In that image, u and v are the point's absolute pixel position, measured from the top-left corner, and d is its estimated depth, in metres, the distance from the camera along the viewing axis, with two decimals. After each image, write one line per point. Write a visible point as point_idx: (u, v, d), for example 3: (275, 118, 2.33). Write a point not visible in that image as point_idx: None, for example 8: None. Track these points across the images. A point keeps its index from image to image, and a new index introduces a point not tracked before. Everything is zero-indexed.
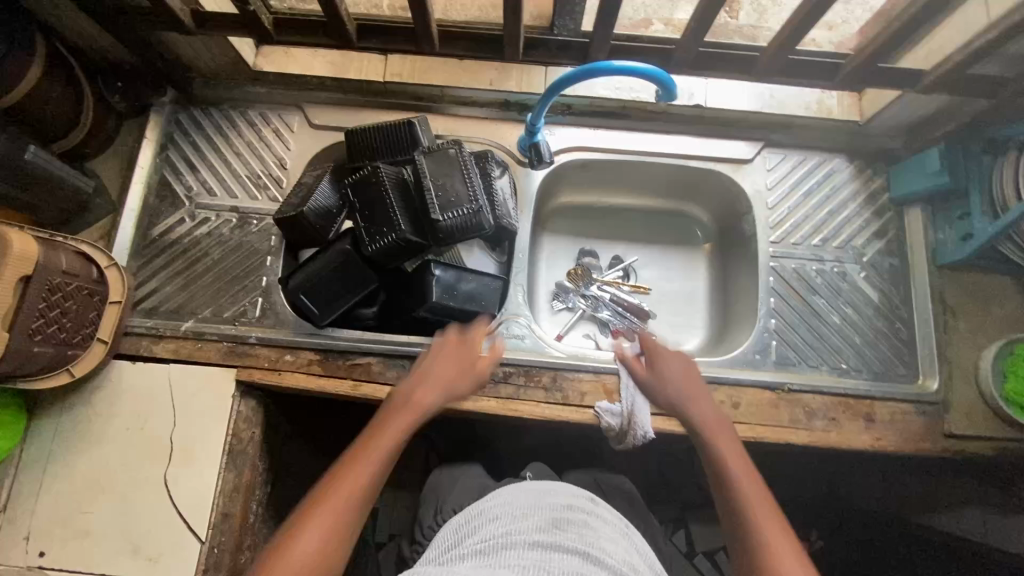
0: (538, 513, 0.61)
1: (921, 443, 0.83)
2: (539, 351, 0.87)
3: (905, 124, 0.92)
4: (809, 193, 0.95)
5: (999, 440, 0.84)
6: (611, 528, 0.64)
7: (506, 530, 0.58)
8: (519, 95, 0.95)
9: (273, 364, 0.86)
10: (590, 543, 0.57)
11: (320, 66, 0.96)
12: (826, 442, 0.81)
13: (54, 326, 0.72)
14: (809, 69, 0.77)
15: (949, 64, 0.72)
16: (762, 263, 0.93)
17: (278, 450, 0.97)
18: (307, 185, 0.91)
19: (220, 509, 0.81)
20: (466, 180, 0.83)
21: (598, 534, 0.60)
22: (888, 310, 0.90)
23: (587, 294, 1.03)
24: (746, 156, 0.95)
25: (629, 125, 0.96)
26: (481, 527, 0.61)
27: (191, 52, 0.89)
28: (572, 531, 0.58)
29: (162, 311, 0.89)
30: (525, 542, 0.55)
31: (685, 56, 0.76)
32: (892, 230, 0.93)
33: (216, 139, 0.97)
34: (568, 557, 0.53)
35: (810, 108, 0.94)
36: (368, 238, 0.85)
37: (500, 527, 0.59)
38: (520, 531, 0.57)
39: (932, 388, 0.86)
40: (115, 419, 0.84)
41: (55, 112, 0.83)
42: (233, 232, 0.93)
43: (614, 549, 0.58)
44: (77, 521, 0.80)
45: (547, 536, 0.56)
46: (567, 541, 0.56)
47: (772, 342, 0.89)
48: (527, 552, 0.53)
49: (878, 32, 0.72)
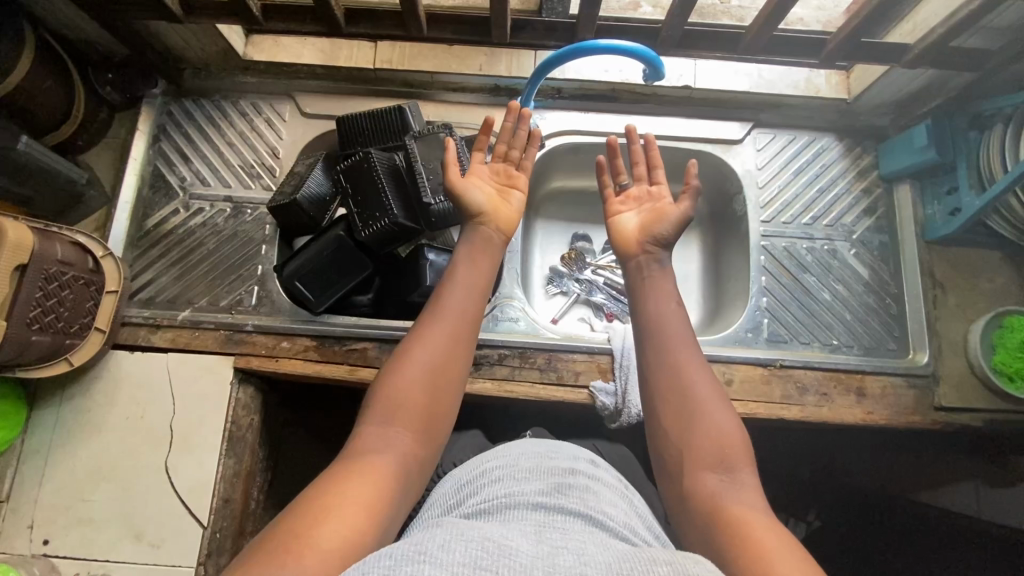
0: (541, 474, 0.59)
1: (911, 416, 0.84)
2: (533, 333, 0.88)
3: (892, 102, 0.92)
4: (798, 172, 0.96)
5: (987, 411, 0.85)
6: (612, 489, 0.62)
7: (509, 489, 0.56)
8: (509, 80, 0.96)
9: (270, 351, 0.87)
10: (593, 503, 0.55)
11: (309, 55, 0.94)
12: (817, 417, 0.83)
13: (52, 315, 0.73)
14: (793, 47, 0.78)
15: (933, 37, 0.72)
16: (754, 243, 0.94)
17: (275, 437, 0.98)
18: (300, 174, 0.91)
19: (221, 494, 0.82)
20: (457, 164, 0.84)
21: (600, 493, 0.59)
22: (879, 286, 0.91)
23: (581, 278, 1.04)
24: (736, 136, 0.96)
25: (619, 108, 0.97)
26: (483, 487, 0.60)
27: (181, 42, 0.90)
28: (576, 492, 0.56)
29: (159, 301, 0.90)
30: (528, 503, 0.53)
31: (671, 35, 0.77)
32: (882, 207, 0.94)
33: (208, 130, 0.97)
34: (572, 520, 0.52)
35: (799, 86, 0.94)
36: (361, 224, 0.85)
37: (504, 488, 0.57)
38: (524, 492, 0.55)
39: (922, 361, 0.86)
40: (115, 408, 0.85)
41: (46, 104, 0.83)
42: (227, 221, 0.94)
43: (616, 510, 0.57)
44: (80, 509, 0.81)
45: (552, 497, 0.54)
46: (571, 502, 0.54)
47: (764, 320, 0.90)
48: (531, 514, 0.52)
49: (861, 6, 0.72)
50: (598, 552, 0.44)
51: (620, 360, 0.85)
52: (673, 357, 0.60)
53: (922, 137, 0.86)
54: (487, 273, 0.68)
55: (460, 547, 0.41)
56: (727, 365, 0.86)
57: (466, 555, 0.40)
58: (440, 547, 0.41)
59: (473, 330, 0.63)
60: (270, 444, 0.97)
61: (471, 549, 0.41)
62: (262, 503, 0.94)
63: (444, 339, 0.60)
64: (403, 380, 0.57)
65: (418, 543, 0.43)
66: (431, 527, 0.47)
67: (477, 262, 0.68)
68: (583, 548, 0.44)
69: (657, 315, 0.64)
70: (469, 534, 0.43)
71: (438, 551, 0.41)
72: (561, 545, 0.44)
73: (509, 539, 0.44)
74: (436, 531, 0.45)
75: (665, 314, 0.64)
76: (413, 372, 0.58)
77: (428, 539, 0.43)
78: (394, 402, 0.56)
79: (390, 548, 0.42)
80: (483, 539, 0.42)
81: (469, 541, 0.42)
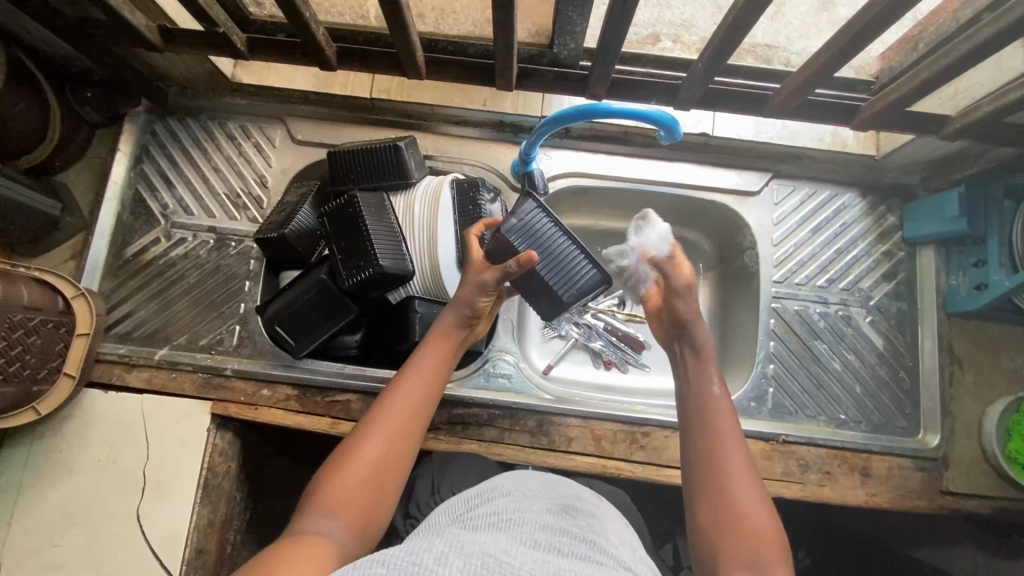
0: (548, 494, 0.52)
1: (916, 500, 0.80)
2: (525, 392, 0.84)
3: (923, 162, 0.86)
4: (816, 229, 0.90)
5: (997, 498, 0.81)
6: (616, 519, 0.54)
7: (517, 503, 0.49)
8: (515, 116, 0.91)
9: (250, 399, 0.83)
10: (600, 530, 0.48)
11: (304, 80, 0.92)
12: (818, 497, 0.79)
13: (17, 364, 0.69)
14: (826, 111, 0.74)
15: (980, 113, 0.67)
16: (764, 304, 0.89)
17: (253, 474, 0.95)
18: (289, 206, 0.86)
19: (194, 545, 0.79)
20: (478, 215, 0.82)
21: (606, 522, 0.51)
22: (893, 357, 0.87)
23: (580, 322, 0.98)
24: (753, 187, 0.90)
25: (629, 152, 0.90)
26: (487, 496, 0.51)
27: (166, 63, 0.84)
28: (583, 515, 0.50)
29: (136, 336, 0.86)
30: (536, 520, 0.46)
31: (691, 94, 0.73)
32: (903, 273, 0.89)
33: (193, 154, 0.91)
34: (578, 542, 0.44)
35: (823, 140, 0.89)
36: (345, 271, 0.80)
37: (510, 502, 0.49)
38: (532, 509, 0.48)
39: (932, 443, 0.82)
40: (86, 450, 0.81)
41: (17, 128, 0.78)
42: (210, 254, 0.89)
43: (622, 540, 0.50)
44: (47, 554, 0.78)
45: (560, 517, 0.48)
46: (579, 525, 0.47)
47: (769, 389, 0.85)
48: (538, 531, 0.45)
49: (904, 76, 0.67)
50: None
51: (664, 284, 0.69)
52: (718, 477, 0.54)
53: (954, 206, 0.80)
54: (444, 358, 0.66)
55: (456, 562, 0.37)
56: None
57: (465, 570, 0.36)
58: (437, 559, 0.37)
59: (424, 426, 0.61)
60: (248, 482, 0.94)
61: (469, 565, 0.36)
62: (237, 544, 0.91)
63: (396, 430, 0.58)
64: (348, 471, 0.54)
65: (414, 553, 0.38)
66: (428, 538, 0.42)
67: (434, 352, 0.66)
68: (592, 574, 0.39)
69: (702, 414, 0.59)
70: (468, 549, 0.39)
71: (433, 563, 0.36)
72: (568, 569, 0.39)
73: (512, 557, 0.39)
74: (435, 543, 0.40)
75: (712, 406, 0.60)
76: (361, 464, 0.55)
77: (424, 550, 0.39)
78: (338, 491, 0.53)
79: (385, 555, 0.37)
80: (483, 555, 0.38)
81: (468, 557, 0.37)
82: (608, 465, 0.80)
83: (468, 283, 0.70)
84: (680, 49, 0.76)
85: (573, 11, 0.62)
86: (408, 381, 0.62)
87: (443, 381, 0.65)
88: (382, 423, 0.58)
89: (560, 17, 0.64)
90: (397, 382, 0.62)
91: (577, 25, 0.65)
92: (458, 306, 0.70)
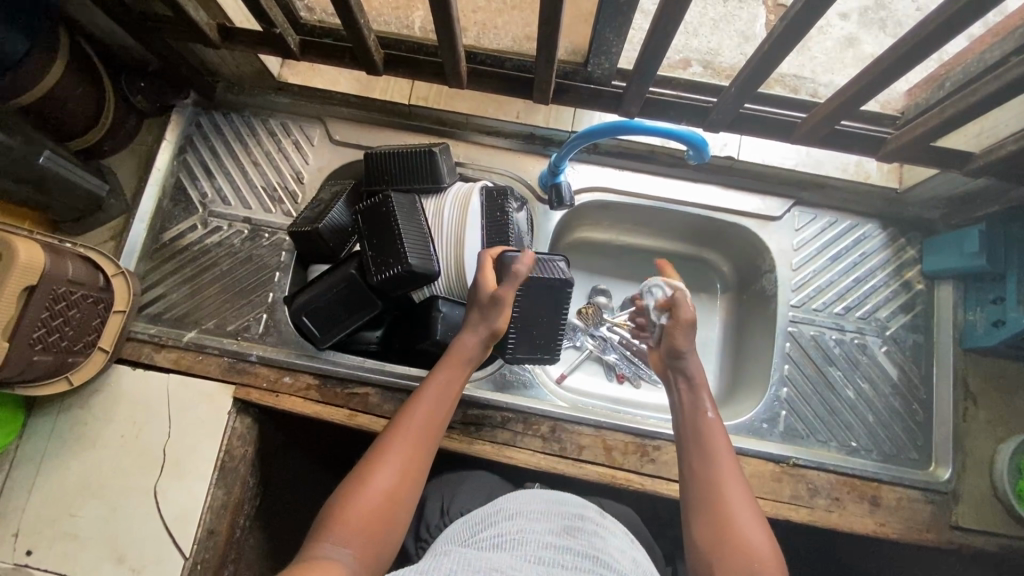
0: (554, 512, 0.55)
1: (925, 533, 0.80)
2: (539, 398, 0.85)
3: (946, 199, 0.87)
4: (836, 257, 0.91)
5: (1005, 536, 0.81)
6: (620, 538, 0.56)
7: (523, 525, 0.52)
8: (546, 130, 0.93)
9: (271, 386, 0.85)
10: (602, 547, 0.51)
11: (346, 84, 0.94)
12: (826, 523, 0.79)
13: (56, 335, 0.72)
14: (852, 141, 0.76)
15: (1004, 151, 0.69)
16: (780, 327, 0.90)
17: (268, 462, 0.97)
18: (323, 202, 0.89)
19: (206, 525, 0.81)
20: (503, 220, 0.85)
21: (609, 538, 0.54)
22: (906, 389, 0.87)
23: (596, 335, 1.00)
24: (775, 212, 0.92)
25: (655, 171, 0.93)
26: (495, 519, 0.55)
27: (217, 59, 0.88)
28: (586, 534, 0.52)
29: (167, 318, 0.89)
30: (540, 542, 0.49)
31: (722, 117, 0.76)
32: (920, 305, 0.90)
33: (234, 146, 0.95)
34: (580, 560, 0.48)
35: (847, 169, 0.90)
36: (375, 267, 0.82)
37: (517, 523, 0.53)
38: (538, 529, 0.51)
39: (943, 476, 0.82)
40: (111, 424, 0.83)
41: (74, 111, 0.82)
42: (243, 243, 0.92)
43: (625, 557, 0.52)
44: (65, 523, 0.80)
45: (562, 538, 0.50)
46: (581, 544, 0.50)
47: (781, 411, 0.86)
48: (541, 551, 0.48)
49: (930, 112, 0.70)
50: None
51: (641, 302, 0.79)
52: (713, 474, 0.58)
53: (974, 242, 0.81)
54: (454, 383, 0.68)
55: None
56: (738, 456, 0.82)
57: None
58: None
59: (433, 451, 0.62)
60: (262, 469, 0.95)
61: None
62: (246, 529, 0.93)
63: (407, 456, 0.60)
64: (361, 497, 0.56)
65: None
66: (440, 560, 0.45)
67: (449, 376, 0.68)
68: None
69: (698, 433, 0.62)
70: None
71: None
72: None
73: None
74: (446, 564, 0.44)
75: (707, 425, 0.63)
76: (374, 489, 0.56)
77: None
78: (351, 517, 0.54)
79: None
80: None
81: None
82: (618, 476, 0.81)
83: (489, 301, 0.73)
84: (710, 74, 0.79)
85: (611, 33, 0.65)
86: (420, 408, 0.64)
87: (452, 404, 0.67)
88: (394, 451, 0.60)
89: (598, 38, 0.67)
90: (410, 407, 0.64)
91: (614, 46, 0.68)
92: (484, 329, 0.72)
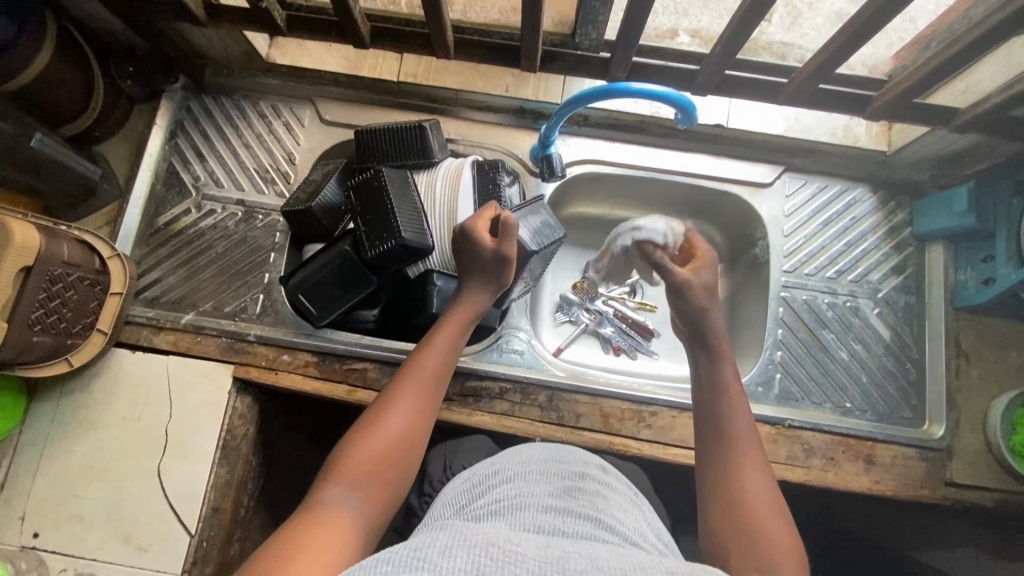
0: (553, 471, 0.53)
1: (921, 490, 0.81)
2: (538, 368, 0.86)
3: (934, 159, 0.88)
4: (827, 222, 0.92)
5: (1000, 491, 0.81)
6: (624, 496, 0.54)
7: (520, 489, 0.50)
8: (536, 103, 0.94)
9: (271, 364, 0.86)
10: (604, 507, 0.49)
11: (334, 62, 0.96)
12: (823, 482, 0.80)
13: (54, 316, 0.73)
14: (839, 100, 0.76)
15: (988, 105, 0.70)
16: (773, 292, 0.91)
17: (269, 443, 0.97)
18: (315, 182, 0.89)
19: (211, 503, 0.82)
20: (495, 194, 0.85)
21: (612, 496, 0.52)
22: (899, 349, 0.88)
23: (591, 308, 1.01)
24: (766, 179, 0.92)
25: (645, 141, 0.93)
26: (492, 484, 0.53)
27: (204, 41, 0.88)
28: (588, 494, 0.50)
29: (164, 301, 0.89)
30: (538, 506, 0.47)
31: (707, 79, 0.76)
32: (912, 266, 0.90)
33: (225, 129, 0.95)
34: (582, 524, 0.45)
35: (836, 134, 0.92)
36: (368, 242, 0.83)
37: (515, 487, 0.50)
38: (535, 492, 0.49)
39: (937, 433, 0.83)
40: (113, 407, 0.84)
41: (63, 97, 0.82)
42: (238, 225, 0.93)
43: (628, 515, 0.50)
44: (70, 505, 0.81)
45: (562, 500, 0.48)
46: (582, 506, 0.48)
47: (776, 375, 0.87)
48: (541, 518, 0.46)
49: (916, 67, 0.70)
50: (612, 561, 0.39)
51: (645, 238, 0.81)
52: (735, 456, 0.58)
53: (962, 201, 0.82)
54: (457, 336, 0.69)
55: (462, 554, 0.37)
56: None
57: (468, 561, 0.36)
58: (441, 553, 0.37)
59: (438, 399, 0.64)
60: (263, 450, 0.96)
61: (472, 556, 0.37)
62: (249, 510, 0.93)
63: (414, 403, 0.61)
64: (370, 444, 0.56)
65: (418, 547, 0.39)
66: (434, 530, 0.43)
67: (455, 325, 0.70)
68: (594, 554, 0.40)
69: (719, 408, 0.62)
70: (472, 538, 0.39)
71: (437, 557, 0.37)
72: (571, 550, 0.40)
73: (515, 543, 0.40)
74: (438, 535, 0.41)
75: (733, 398, 0.63)
76: (381, 435, 0.57)
77: (428, 544, 0.39)
78: (359, 463, 0.55)
79: (389, 552, 0.38)
80: (486, 544, 0.38)
81: (471, 547, 0.38)
82: (616, 442, 0.82)
83: (483, 255, 0.72)
84: (697, 43, 0.79)
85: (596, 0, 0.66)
86: (428, 359, 0.64)
87: (456, 355, 0.68)
88: (401, 398, 0.60)
89: (584, 7, 0.67)
90: (417, 358, 0.65)
91: (600, 13, 0.68)
92: (493, 288, 0.74)
